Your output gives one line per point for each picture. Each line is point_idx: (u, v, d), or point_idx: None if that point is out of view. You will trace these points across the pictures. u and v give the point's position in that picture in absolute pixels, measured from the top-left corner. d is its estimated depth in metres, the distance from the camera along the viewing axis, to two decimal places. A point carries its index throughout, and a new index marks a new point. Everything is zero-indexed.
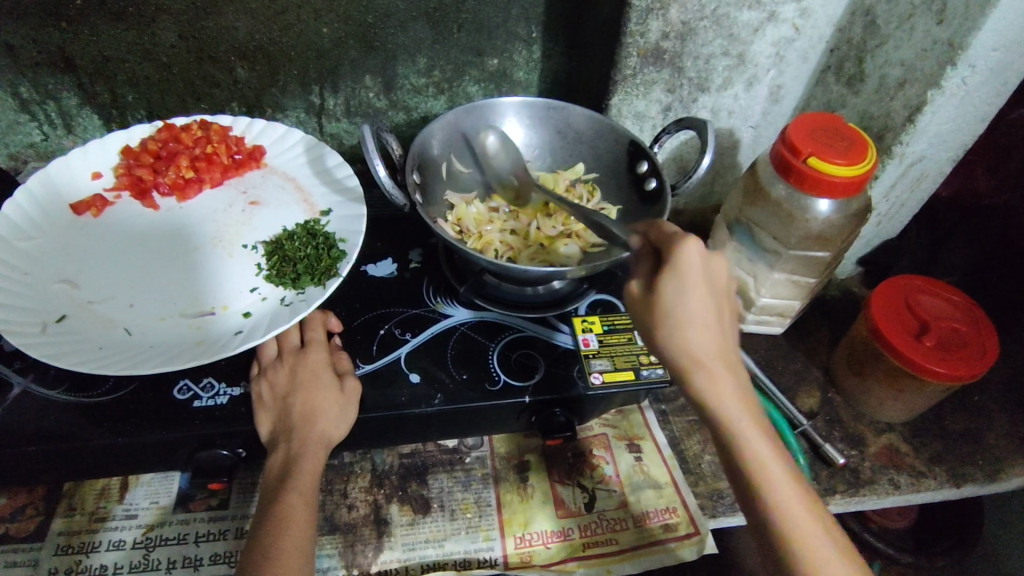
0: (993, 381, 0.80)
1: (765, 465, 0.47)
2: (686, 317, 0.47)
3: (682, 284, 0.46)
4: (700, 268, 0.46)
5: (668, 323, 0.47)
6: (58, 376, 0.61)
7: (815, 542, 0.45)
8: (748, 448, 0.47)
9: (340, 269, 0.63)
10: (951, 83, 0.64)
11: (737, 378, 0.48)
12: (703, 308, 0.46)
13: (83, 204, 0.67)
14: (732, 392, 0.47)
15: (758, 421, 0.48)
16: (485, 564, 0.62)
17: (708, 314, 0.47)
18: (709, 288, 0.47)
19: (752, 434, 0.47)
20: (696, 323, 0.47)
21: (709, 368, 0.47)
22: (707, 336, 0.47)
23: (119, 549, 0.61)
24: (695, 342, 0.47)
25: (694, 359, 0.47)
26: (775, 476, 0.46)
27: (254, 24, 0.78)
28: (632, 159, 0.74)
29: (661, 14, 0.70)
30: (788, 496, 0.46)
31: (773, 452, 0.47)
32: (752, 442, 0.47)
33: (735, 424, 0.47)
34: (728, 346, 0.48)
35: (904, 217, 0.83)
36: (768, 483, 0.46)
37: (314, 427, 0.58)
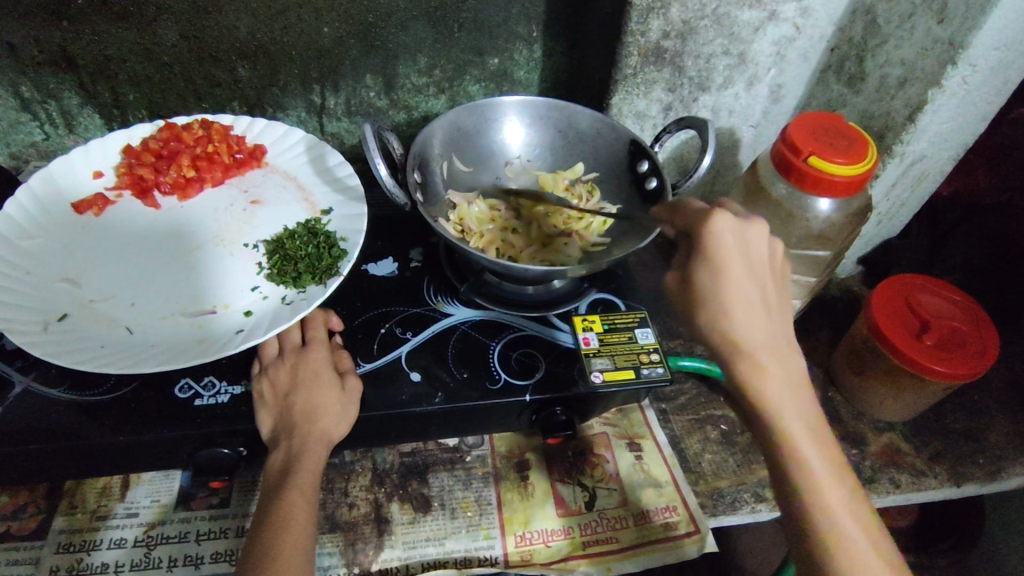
0: (993, 381, 0.80)
1: (803, 454, 0.46)
2: (722, 302, 0.47)
3: (715, 266, 0.46)
4: (735, 250, 0.47)
5: (704, 307, 0.47)
6: (59, 375, 0.61)
7: (849, 537, 0.45)
8: (787, 436, 0.47)
9: (341, 268, 0.63)
10: (952, 82, 0.64)
11: (779, 362, 0.47)
12: (736, 289, 0.46)
13: (85, 204, 0.68)
14: (775, 380, 0.47)
15: (797, 401, 0.47)
16: (485, 563, 0.62)
17: (746, 298, 0.47)
18: (746, 271, 0.47)
19: (787, 415, 0.47)
20: (732, 304, 0.47)
21: (750, 353, 0.47)
22: (748, 321, 0.47)
23: (120, 547, 0.61)
24: (732, 326, 0.47)
25: (733, 343, 0.47)
26: (815, 468, 0.46)
27: (255, 23, 0.78)
28: (632, 159, 0.74)
29: (661, 13, 0.70)
30: (824, 487, 0.46)
31: (814, 443, 0.47)
32: (792, 431, 0.47)
33: (776, 412, 0.47)
34: (775, 334, 0.48)
35: (904, 216, 0.83)
36: (804, 473, 0.46)
37: (315, 425, 0.59)
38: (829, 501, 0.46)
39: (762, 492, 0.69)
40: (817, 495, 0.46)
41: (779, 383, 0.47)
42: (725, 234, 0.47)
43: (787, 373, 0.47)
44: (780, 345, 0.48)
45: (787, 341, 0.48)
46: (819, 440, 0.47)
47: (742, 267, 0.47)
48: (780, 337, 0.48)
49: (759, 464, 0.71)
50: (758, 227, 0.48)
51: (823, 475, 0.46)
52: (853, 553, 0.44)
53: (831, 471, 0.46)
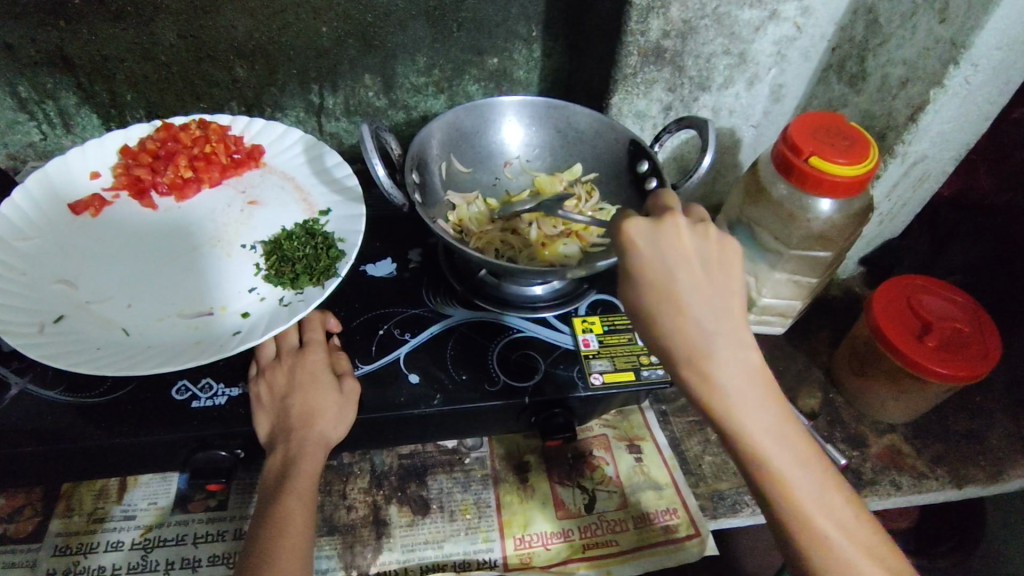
0: (995, 382, 0.80)
1: (773, 462, 0.43)
2: (656, 312, 0.43)
3: (637, 277, 0.43)
4: (655, 258, 0.43)
5: (645, 318, 0.44)
6: (57, 376, 0.61)
7: (827, 537, 0.43)
8: (752, 446, 0.43)
9: (339, 269, 0.62)
10: (954, 82, 0.63)
11: (732, 364, 0.43)
12: (669, 300, 0.43)
13: (82, 204, 0.67)
14: (732, 386, 0.43)
15: (757, 402, 0.43)
16: (485, 566, 0.62)
17: (683, 304, 0.43)
18: (676, 276, 0.42)
19: (746, 420, 0.43)
20: (668, 313, 0.43)
21: (700, 362, 0.43)
22: (690, 327, 0.43)
23: (118, 550, 0.61)
24: (675, 335, 0.43)
25: (680, 353, 0.43)
26: (786, 474, 0.43)
27: (253, 23, 0.78)
28: (632, 159, 0.74)
29: (661, 12, 0.70)
30: (796, 492, 0.43)
31: (782, 446, 0.43)
32: (753, 435, 0.43)
33: (737, 422, 0.43)
34: (725, 334, 0.43)
35: (905, 217, 0.82)
36: (776, 481, 0.43)
37: (314, 428, 0.58)
38: (804, 505, 0.43)
39: None
40: (792, 501, 0.43)
41: (735, 387, 0.43)
42: (639, 241, 0.43)
43: (745, 374, 0.43)
44: (734, 344, 0.43)
45: (743, 336, 0.43)
46: (787, 441, 0.43)
47: (669, 272, 0.43)
48: (733, 335, 0.43)
49: None
50: (676, 223, 0.43)
51: (796, 480, 0.43)
52: (833, 554, 0.43)
53: (803, 472, 0.43)
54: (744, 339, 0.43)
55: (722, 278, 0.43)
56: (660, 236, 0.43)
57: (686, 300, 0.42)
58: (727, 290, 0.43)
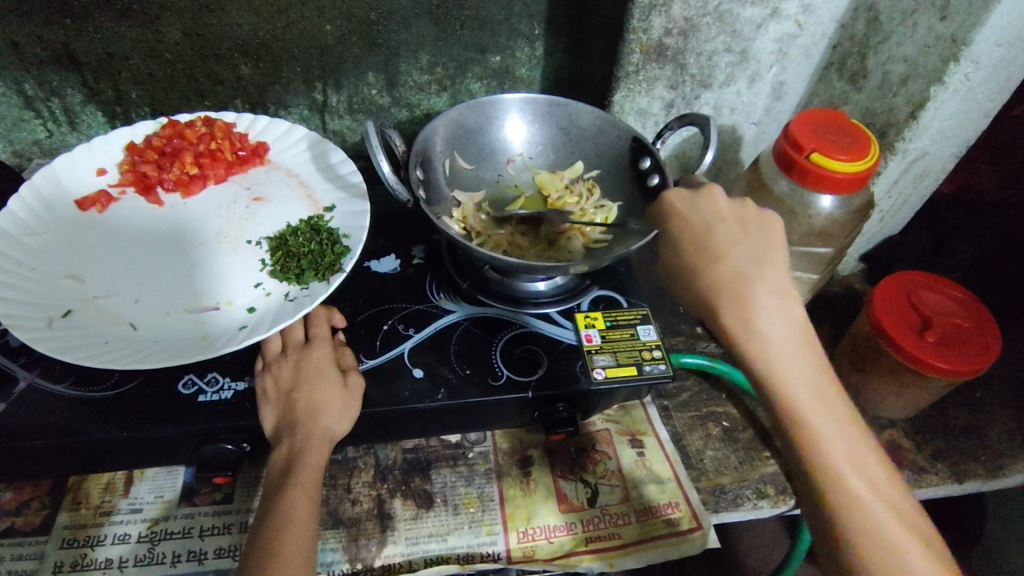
0: (995, 378, 0.81)
1: (807, 411, 0.44)
2: (695, 258, 0.48)
3: (679, 229, 0.50)
4: (694, 216, 0.50)
5: (684, 263, 0.49)
6: (64, 371, 0.61)
7: (855, 489, 0.43)
8: (788, 392, 0.45)
9: (344, 265, 0.63)
10: (954, 79, 0.64)
11: (770, 308, 0.45)
12: (708, 247, 0.48)
13: (89, 200, 0.68)
14: (769, 329, 0.45)
15: (795, 348, 0.45)
16: (488, 559, 0.63)
17: (722, 250, 0.48)
18: (715, 228, 0.49)
19: (782, 363, 0.45)
20: (705, 261, 0.48)
21: (738, 303, 0.46)
22: (728, 271, 0.47)
23: (124, 543, 0.62)
24: (713, 277, 0.47)
25: (719, 294, 0.46)
26: (818, 423, 0.44)
27: (257, 20, 0.78)
28: (635, 155, 0.74)
29: (664, 10, 0.70)
30: (828, 442, 0.44)
31: (817, 395, 0.45)
32: (788, 378, 0.45)
33: (773, 363, 0.45)
34: (763, 278, 0.46)
35: (906, 213, 0.83)
36: (809, 429, 0.44)
37: (318, 422, 0.59)
38: (835, 457, 0.44)
39: (764, 488, 0.69)
40: (822, 451, 0.44)
41: (773, 329, 0.45)
42: (680, 203, 0.51)
43: (782, 318, 0.45)
44: (771, 290, 0.46)
45: (782, 285, 0.46)
46: (821, 392, 0.45)
47: (707, 223, 0.50)
48: (771, 282, 0.46)
49: (762, 461, 0.71)
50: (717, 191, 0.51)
51: (829, 430, 0.44)
52: (862, 507, 0.43)
53: (836, 424, 0.45)
54: (784, 288, 0.46)
55: (759, 235, 0.49)
56: (701, 199, 0.51)
57: (723, 246, 0.48)
58: (764, 243, 0.48)
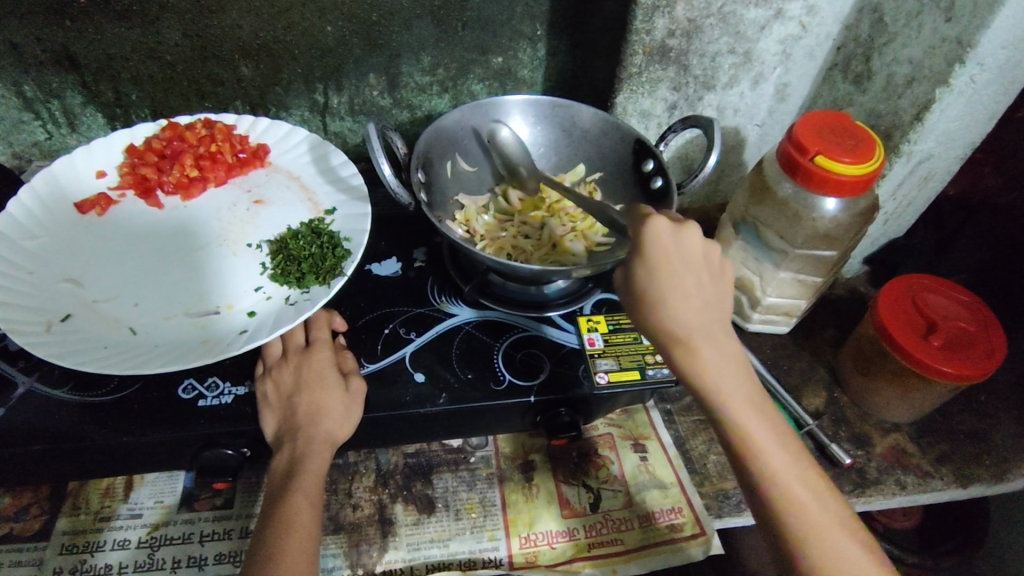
0: (1000, 382, 0.80)
1: (751, 431, 0.48)
2: (656, 293, 0.48)
3: (650, 262, 0.48)
4: (669, 249, 0.48)
5: (643, 298, 0.49)
6: (63, 375, 0.61)
7: (808, 510, 0.46)
8: (739, 422, 0.48)
9: (345, 268, 0.62)
10: (960, 81, 0.63)
11: (716, 344, 0.49)
12: (676, 281, 0.48)
13: (88, 203, 0.67)
14: (716, 364, 0.48)
15: (739, 376, 0.49)
16: (490, 564, 0.62)
17: (683, 288, 0.48)
18: (682, 265, 0.49)
19: (727, 389, 0.48)
20: (670, 296, 0.48)
21: (688, 340, 0.49)
22: (684, 310, 0.48)
23: (124, 548, 0.61)
24: (673, 313, 0.48)
25: (674, 332, 0.49)
26: (771, 450, 0.47)
27: (258, 22, 0.78)
28: (638, 158, 0.74)
29: (667, 11, 0.70)
30: (781, 467, 0.47)
31: (766, 424, 0.48)
32: (732, 402, 0.48)
33: (721, 392, 0.48)
34: (711, 316, 0.49)
35: (911, 215, 0.82)
36: (760, 457, 0.47)
37: (319, 428, 0.58)
38: (787, 481, 0.46)
39: None
40: (776, 477, 0.47)
41: (717, 361, 0.48)
42: (660, 233, 0.48)
43: (727, 353, 0.49)
44: (717, 329, 0.49)
45: (724, 321, 0.50)
46: (769, 419, 0.48)
47: (677, 259, 0.48)
48: (717, 320, 0.50)
49: None
50: (693, 226, 0.49)
51: (779, 455, 0.47)
52: (813, 526, 0.46)
53: (786, 451, 0.47)
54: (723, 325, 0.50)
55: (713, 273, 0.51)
56: (677, 232, 0.49)
57: (686, 286, 0.48)
58: (716, 282, 0.50)
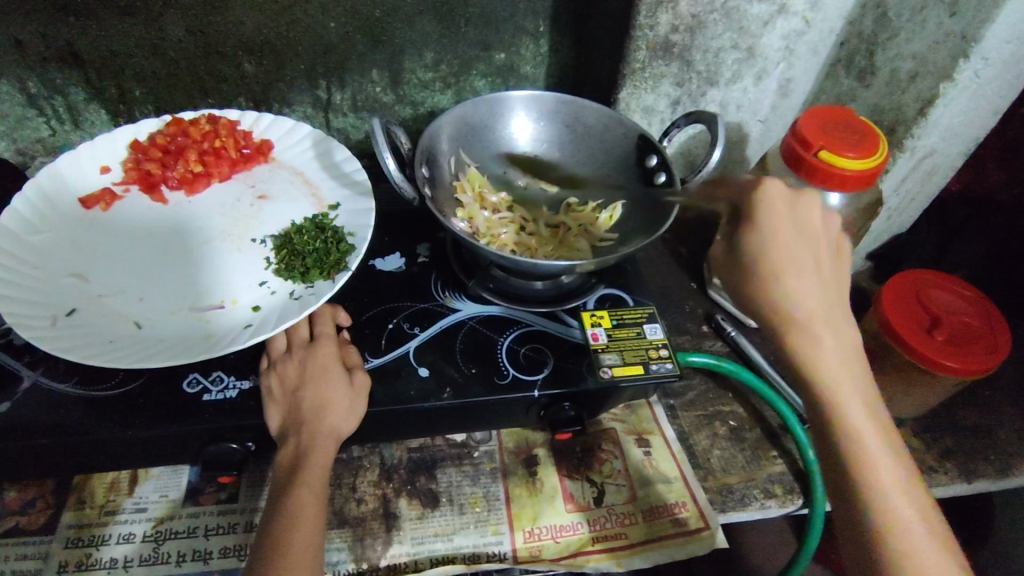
0: (1003, 377, 0.80)
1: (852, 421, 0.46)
2: (775, 265, 0.47)
3: (769, 230, 0.47)
4: (789, 220, 0.48)
5: (753, 264, 0.47)
6: (68, 369, 0.61)
7: (900, 513, 0.44)
8: (845, 414, 0.46)
9: (349, 263, 0.62)
10: (964, 76, 0.63)
11: (832, 327, 0.47)
12: (802, 252, 0.47)
13: (93, 199, 0.68)
14: (829, 349, 0.47)
15: (852, 364, 0.47)
16: (495, 559, 0.62)
17: (799, 265, 0.47)
18: (800, 238, 0.47)
19: (838, 377, 0.46)
20: (791, 271, 0.46)
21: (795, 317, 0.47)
22: (801, 291, 0.46)
23: (129, 542, 0.61)
24: (790, 289, 0.46)
25: (787, 313, 0.47)
26: (871, 443, 0.46)
27: (262, 18, 0.78)
28: (642, 153, 0.74)
29: (671, 6, 0.69)
30: (880, 465, 0.45)
31: (871, 419, 0.46)
32: (837, 388, 0.46)
33: (828, 378, 0.46)
34: (823, 295, 0.47)
35: (914, 211, 0.82)
36: (856, 444, 0.46)
37: (324, 422, 0.58)
38: (880, 467, 0.45)
39: (772, 488, 0.68)
40: (870, 469, 0.45)
41: (831, 344, 0.47)
42: (778, 199, 0.48)
43: (843, 336, 0.47)
44: (831, 312, 0.47)
45: (842, 305, 0.48)
46: (869, 407, 0.47)
47: (795, 235, 0.47)
48: (832, 304, 0.47)
49: (769, 461, 0.71)
50: (814, 198, 0.49)
51: (874, 441, 0.46)
52: (903, 527, 0.44)
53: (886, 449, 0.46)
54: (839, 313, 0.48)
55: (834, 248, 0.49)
56: (795, 200, 0.49)
57: (803, 263, 0.47)
58: (836, 258, 0.49)
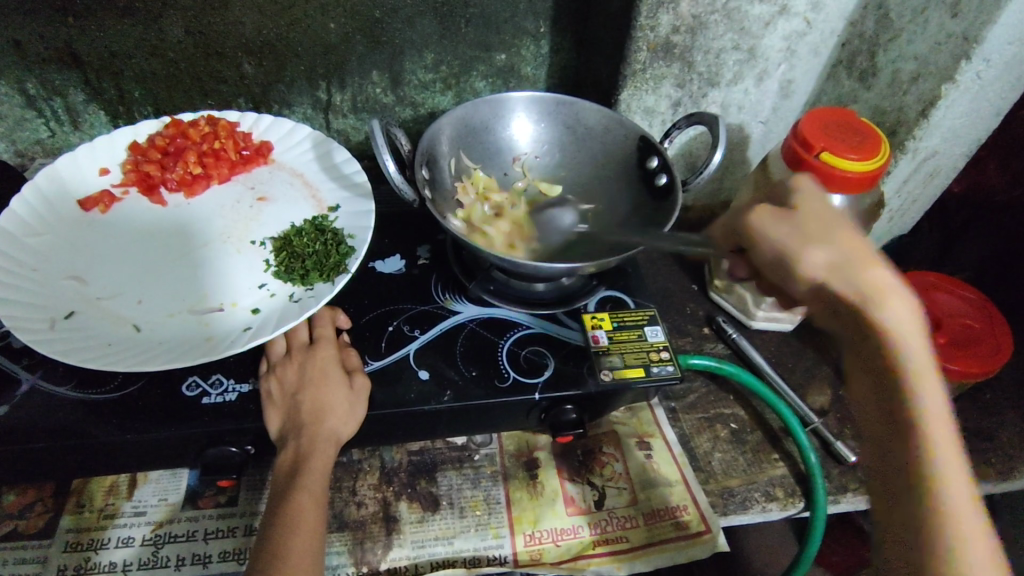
0: (1005, 379, 0.80)
1: (921, 396, 0.42)
2: (831, 235, 0.46)
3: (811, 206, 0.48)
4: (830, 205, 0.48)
5: (810, 233, 0.46)
6: (67, 372, 0.61)
7: (967, 514, 0.40)
8: (918, 386, 0.42)
9: (349, 265, 0.62)
10: (966, 77, 0.63)
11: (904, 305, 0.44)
12: (852, 230, 0.47)
13: (92, 200, 0.67)
14: (906, 321, 0.43)
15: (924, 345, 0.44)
16: (495, 562, 0.62)
17: (851, 239, 0.46)
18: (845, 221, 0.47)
19: (915, 351, 0.43)
20: (846, 241, 0.46)
21: (870, 272, 0.44)
22: (867, 258, 0.45)
23: (128, 546, 0.61)
24: (847, 257, 0.45)
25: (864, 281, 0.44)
26: (942, 424, 0.42)
27: (261, 19, 0.78)
28: (642, 155, 0.73)
29: (672, 7, 0.69)
30: (950, 450, 0.41)
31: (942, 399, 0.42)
32: (909, 361, 0.43)
33: (902, 350, 0.43)
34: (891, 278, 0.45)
35: (915, 213, 0.82)
36: (927, 421, 0.42)
37: (324, 425, 0.58)
38: (947, 451, 0.41)
39: (773, 491, 0.68)
40: (939, 449, 0.41)
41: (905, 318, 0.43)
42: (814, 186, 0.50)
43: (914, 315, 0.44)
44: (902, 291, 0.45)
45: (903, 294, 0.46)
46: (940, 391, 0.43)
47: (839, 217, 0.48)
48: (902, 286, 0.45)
49: (770, 464, 0.70)
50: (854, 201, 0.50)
51: (944, 424, 0.42)
52: (964, 515, 0.40)
53: (957, 445, 0.42)
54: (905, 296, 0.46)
55: None
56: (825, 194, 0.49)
57: (853, 238, 0.46)
58: None
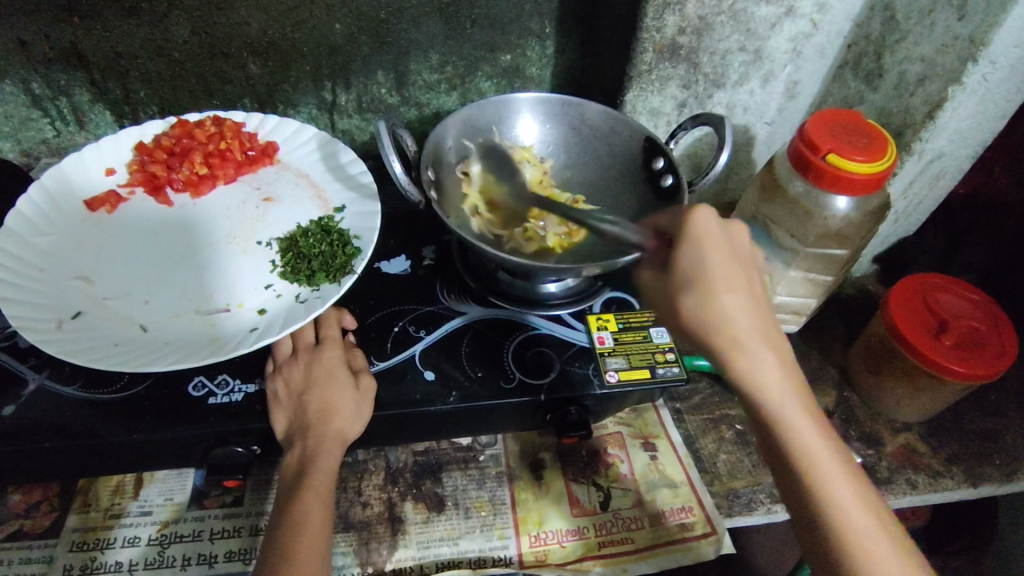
0: (1010, 381, 0.80)
1: (794, 429, 0.47)
2: (702, 288, 0.47)
3: (693, 252, 0.48)
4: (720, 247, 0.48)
5: (685, 287, 0.48)
6: (74, 372, 0.61)
7: (862, 527, 0.44)
8: (786, 425, 0.47)
9: (355, 266, 0.62)
10: (972, 79, 0.63)
11: (768, 348, 0.47)
12: (728, 267, 0.47)
13: (98, 201, 0.67)
14: (767, 367, 0.47)
15: (790, 381, 0.48)
16: (500, 563, 0.62)
17: (719, 288, 0.47)
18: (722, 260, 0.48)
19: (779, 392, 0.47)
20: (718, 289, 0.47)
21: (730, 323, 0.47)
22: (727, 308, 0.47)
23: (134, 546, 0.61)
24: (720, 309, 0.47)
25: (723, 335, 0.47)
26: (816, 453, 0.46)
27: (267, 19, 0.78)
28: (648, 156, 0.73)
29: (678, 9, 0.69)
30: (830, 474, 0.46)
31: (812, 426, 0.47)
32: (776, 400, 0.47)
33: (766, 394, 0.47)
34: (756, 320, 0.48)
35: (921, 215, 0.82)
36: (804, 453, 0.46)
37: (330, 425, 0.58)
38: (829, 472, 0.46)
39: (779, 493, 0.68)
40: (820, 476, 0.46)
41: (766, 363, 0.47)
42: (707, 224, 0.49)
43: (777, 355, 0.48)
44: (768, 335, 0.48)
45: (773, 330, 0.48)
46: (814, 418, 0.47)
47: (723, 253, 0.48)
48: (768, 328, 0.48)
49: None
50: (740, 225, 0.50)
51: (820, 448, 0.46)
52: (855, 528, 0.45)
53: (839, 467, 0.46)
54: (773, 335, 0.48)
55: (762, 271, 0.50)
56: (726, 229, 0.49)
57: (720, 283, 0.47)
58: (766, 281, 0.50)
